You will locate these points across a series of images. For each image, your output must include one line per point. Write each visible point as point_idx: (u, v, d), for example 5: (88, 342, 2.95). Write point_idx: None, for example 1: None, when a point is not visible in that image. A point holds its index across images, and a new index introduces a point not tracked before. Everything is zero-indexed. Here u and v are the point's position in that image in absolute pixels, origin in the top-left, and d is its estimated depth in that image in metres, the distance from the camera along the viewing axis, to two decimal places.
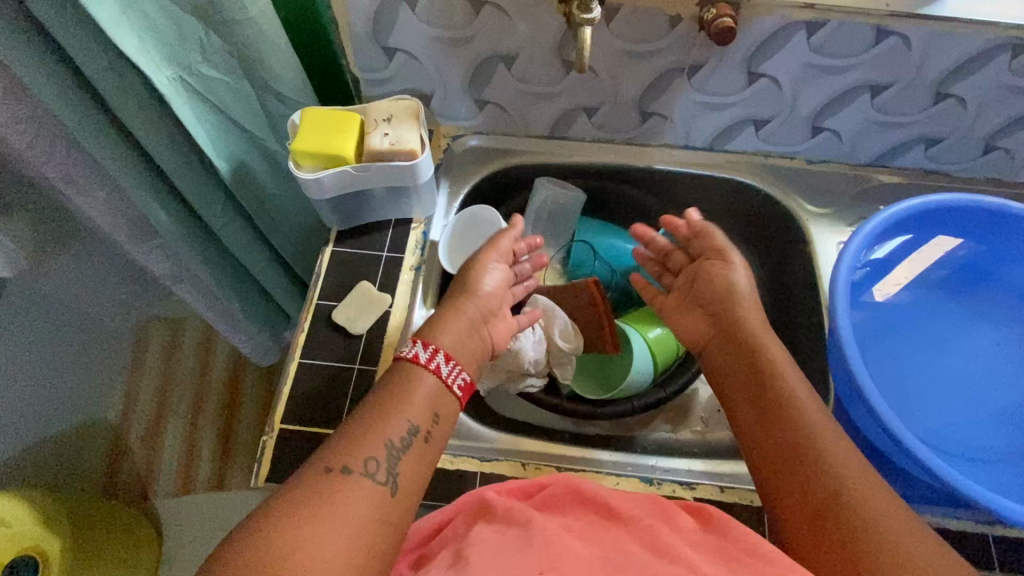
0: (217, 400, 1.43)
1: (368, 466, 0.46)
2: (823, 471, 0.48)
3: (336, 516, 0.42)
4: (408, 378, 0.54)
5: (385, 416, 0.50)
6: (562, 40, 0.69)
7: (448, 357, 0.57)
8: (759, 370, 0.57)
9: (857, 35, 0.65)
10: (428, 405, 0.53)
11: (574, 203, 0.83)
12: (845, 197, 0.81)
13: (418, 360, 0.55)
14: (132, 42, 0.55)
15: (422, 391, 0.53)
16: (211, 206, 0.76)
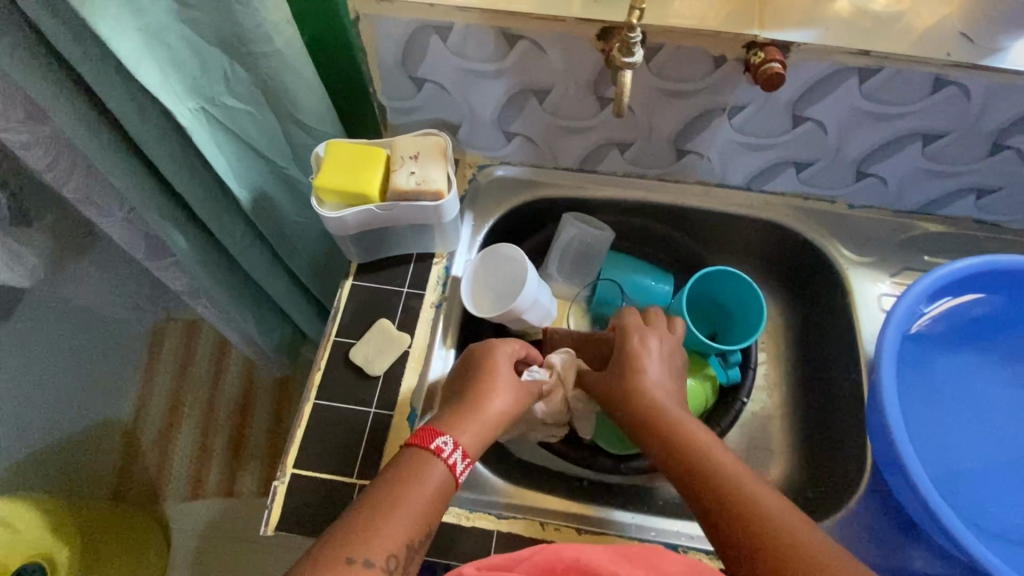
0: (230, 407, 1.43)
1: (373, 562, 0.46)
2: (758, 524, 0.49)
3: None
4: (420, 467, 0.52)
5: (392, 507, 0.49)
6: (597, 77, 0.66)
7: (465, 455, 0.55)
8: (691, 448, 0.56)
9: (911, 83, 0.61)
10: (435, 501, 0.51)
11: (601, 241, 0.81)
12: (886, 245, 0.78)
13: (432, 446, 0.54)
14: (154, 77, 0.53)
15: (432, 483, 0.52)
16: (230, 232, 0.75)
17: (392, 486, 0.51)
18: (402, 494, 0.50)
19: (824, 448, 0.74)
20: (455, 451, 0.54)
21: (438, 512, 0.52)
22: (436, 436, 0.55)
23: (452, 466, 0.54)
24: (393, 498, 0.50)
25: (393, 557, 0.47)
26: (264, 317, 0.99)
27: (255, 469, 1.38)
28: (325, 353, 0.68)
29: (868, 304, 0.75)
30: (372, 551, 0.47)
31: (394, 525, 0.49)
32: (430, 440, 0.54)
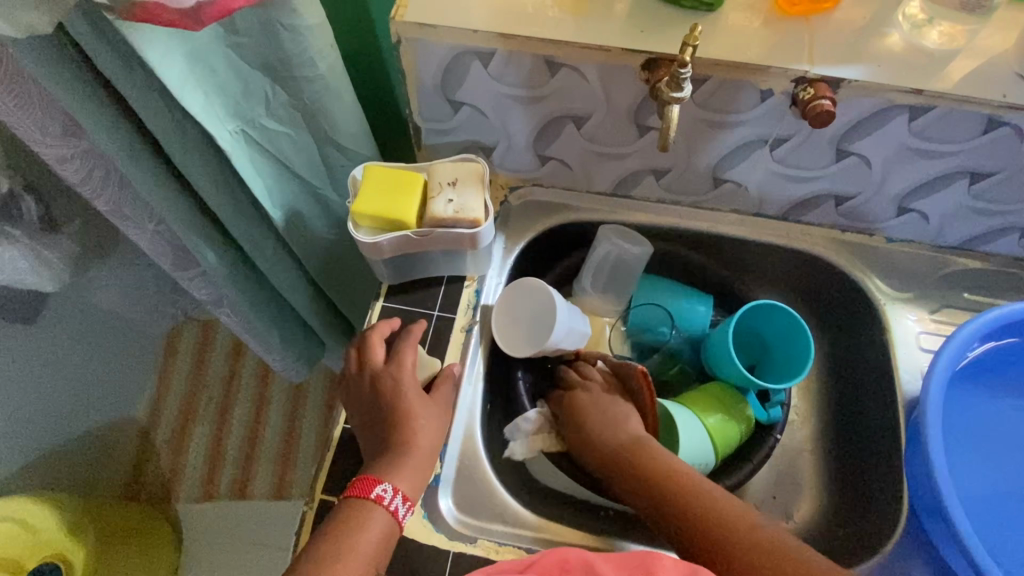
0: (246, 411, 1.43)
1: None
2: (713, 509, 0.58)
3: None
4: (361, 517, 0.55)
5: (336, 555, 0.53)
6: (639, 106, 0.65)
7: (402, 493, 0.57)
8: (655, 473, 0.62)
9: (963, 122, 0.60)
10: (378, 545, 0.55)
11: (641, 257, 0.79)
12: (925, 281, 0.76)
13: (370, 496, 0.56)
14: (198, 101, 0.53)
15: (376, 530, 0.56)
16: (261, 249, 0.74)
17: (338, 537, 0.54)
18: (348, 545, 0.54)
19: (858, 488, 0.72)
20: (395, 495, 0.57)
21: (386, 552, 0.56)
22: (376, 483, 0.57)
23: (392, 511, 0.57)
24: (338, 550, 0.53)
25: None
26: (287, 329, 0.98)
27: (268, 472, 1.38)
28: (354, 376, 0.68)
29: (906, 341, 0.74)
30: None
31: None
32: (367, 490, 0.57)
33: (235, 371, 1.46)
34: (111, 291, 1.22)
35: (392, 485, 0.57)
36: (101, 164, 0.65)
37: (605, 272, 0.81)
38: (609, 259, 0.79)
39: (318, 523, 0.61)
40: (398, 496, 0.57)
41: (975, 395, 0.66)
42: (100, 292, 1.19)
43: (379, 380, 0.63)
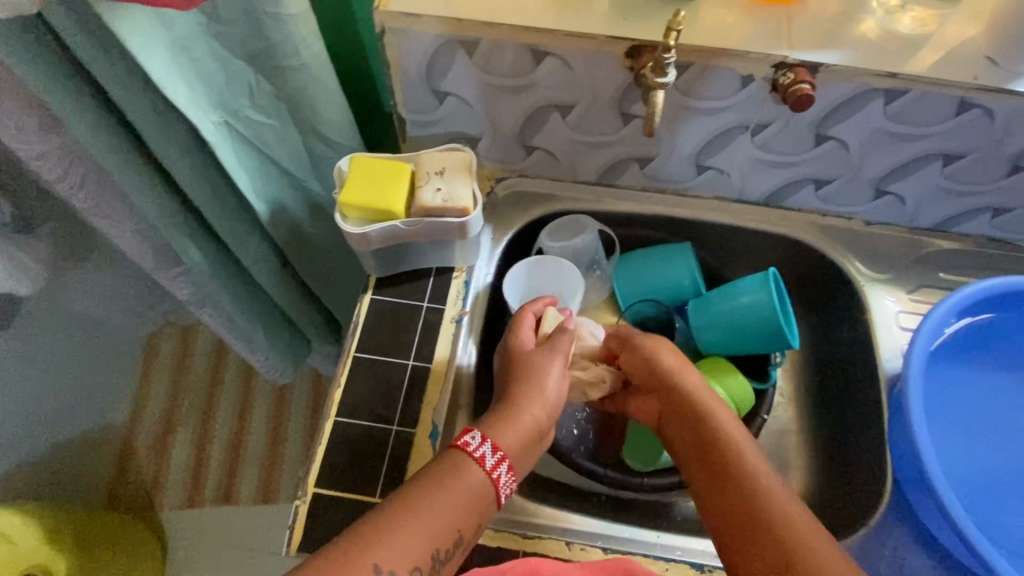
0: (230, 406, 1.42)
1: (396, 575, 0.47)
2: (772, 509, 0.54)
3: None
4: (457, 468, 0.54)
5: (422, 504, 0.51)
6: (623, 94, 0.66)
7: (496, 448, 0.56)
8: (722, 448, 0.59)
9: (937, 104, 0.62)
10: (472, 509, 0.53)
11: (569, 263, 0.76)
12: (902, 261, 0.78)
13: (467, 449, 0.55)
14: (182, 92, 0.52)
15: (469, 485, 0.53)
16: (246, 244, 0.73)
17: (429, 484, 0.52)
18: (437, 497, 0.51)
19: (844, 465, 0.74)
20: (500, 462, 0.55)
21: (473, 518, 0.53)
22: (468, 435, 0.56)
23: (487, 470, 0.55)
24: (427, 499, 0.51)
25: (417, 569, 0.48)
26: (273, 327, 0.96)
27: (255, 476, 1.37)
28: (344, 370, 0.67)
29: (886, 320, 0.75)
30: (396, 563, 0.47)
31: (423, 530, 0.49)
32: (462, 441, 0.56)
33: (217, 374, 1.43)
34: (88, 294, 1.19)
35: (488, 439, 0.56)
36: (78, 160, 0.64)
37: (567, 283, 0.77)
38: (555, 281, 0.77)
39: (313, 516, 0.61)
40: (497, 456, 0.56)
41: (956, 370, 0.68)
42: (76, 295, 1.16)
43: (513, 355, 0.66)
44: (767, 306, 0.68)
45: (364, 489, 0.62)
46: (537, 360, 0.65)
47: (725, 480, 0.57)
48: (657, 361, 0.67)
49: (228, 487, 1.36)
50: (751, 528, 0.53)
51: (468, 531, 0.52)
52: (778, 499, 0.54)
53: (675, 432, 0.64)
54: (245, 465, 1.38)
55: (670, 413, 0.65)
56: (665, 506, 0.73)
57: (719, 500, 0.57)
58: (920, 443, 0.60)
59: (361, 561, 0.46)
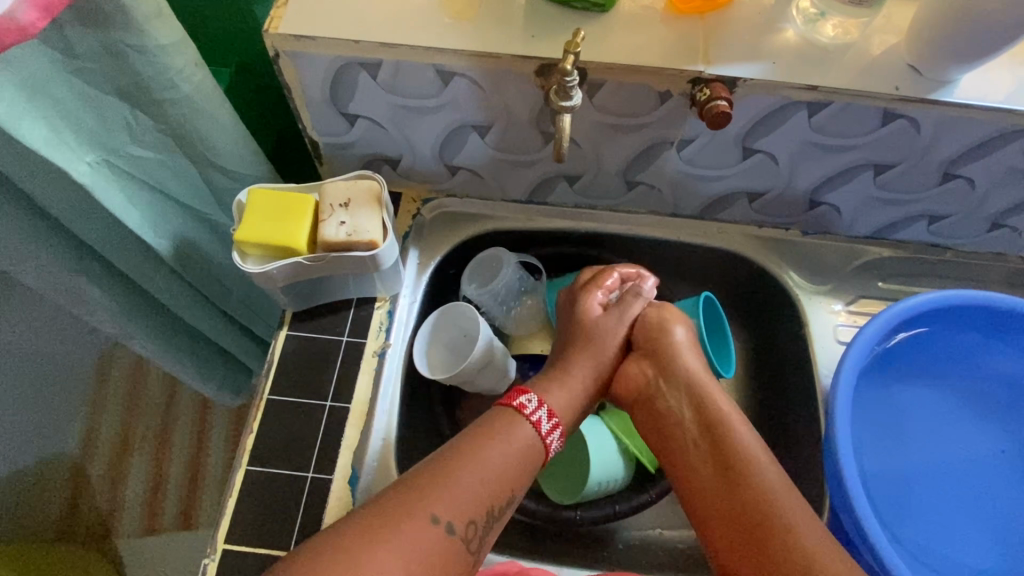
0: (187, 430, 1.24)
1: (453, 527, 0.49)
2: (754, 485, 0.55)
3: (402, 557, 0.46)
4: (511, 427, 0.57)
5: (477, 460, 0.53)
6: (539, 113, 0.63)
7: (551, 416, 0.59)
8: (726, 435, 0.59)
9: (861, 115, 0.60)
10: (523, 465, 0.56)
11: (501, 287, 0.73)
12: (841, 271, 0.76)
13: (525, 412, 0.58)
14: (41, 134, 0.48)
15: (521, 445, 0.56)
16: (153, 280, 0.69)
17: (486, 441, 0.55)
18: (490, 452, 0.54)
19: (787, 485, 0.72)
20: (539, 409, 0.59)
21: (524, 481, 0.56)
22: (521, 394, 0.60)
23: (541, 435, 0.58)
24: (485, 457, 0.53)
25: (472, 523, 0.50)
26: (209, 361, 0.90)
27: (214, 498, 1.20)
28: (257, 416, 0.64)
29: (824, 334, 0.74)
30: (454, 515, 0.49)
31: (476, 482, 0.52)
32: (520, 403, 0.59)
33: (173, 399, 1.26)
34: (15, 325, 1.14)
35: (544, 405, 0.60)
36: None
37: (498, 306, 0.75)
38: (488, 303, 0.74)
39: (222, 573, 0.58)
40: (551, 422, 0.60)
41: (892, 387, 0.67)
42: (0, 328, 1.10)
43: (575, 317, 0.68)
44: (695, 335, 0.67)
45: (278, 543, 0.59)
46: (604, 328, 0.68)
47: (728, 470, 0.57)
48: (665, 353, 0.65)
49: (187, 508, 1.20)
50: (754, 526, 0.53)
51: (519, 490, 0.55)
52: (772, 490, 0.55)
53: (674, 407, 0.63)
54: (205, 486, 1.21)
55: (665, 391, 0.64)
56: (608, 533, 0.70)
57: (717, 491, 0.57)
58: (844, 465, 0.59)
59: (421, 509, 0.48)
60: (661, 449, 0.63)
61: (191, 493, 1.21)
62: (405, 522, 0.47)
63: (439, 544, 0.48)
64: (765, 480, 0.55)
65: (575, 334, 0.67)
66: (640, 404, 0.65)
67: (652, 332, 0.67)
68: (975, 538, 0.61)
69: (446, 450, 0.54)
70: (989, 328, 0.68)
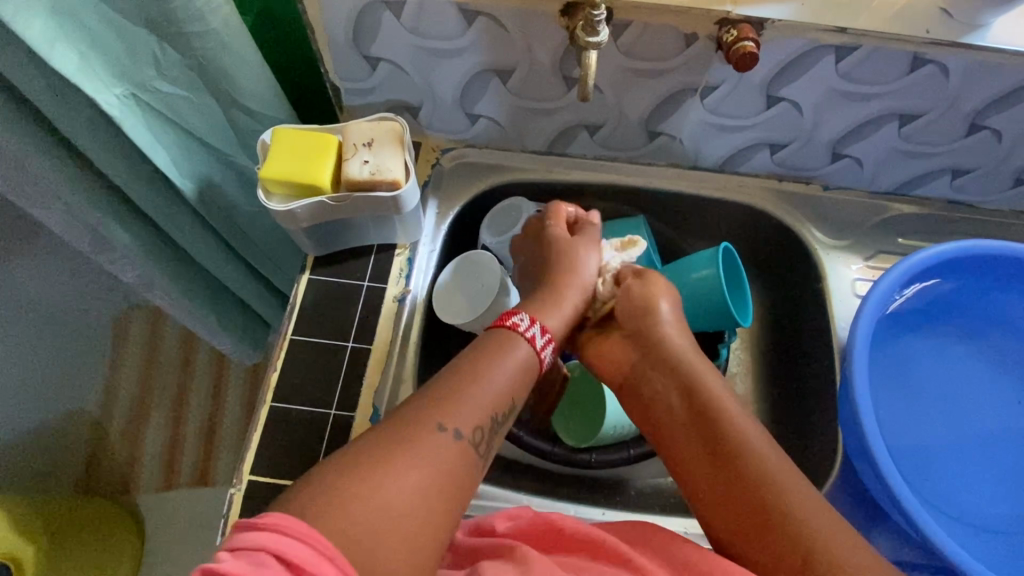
0: (204, 386, 1.25)
1: (462, 432, 0.46)
2: (753, 468, 0.51)
3: (419, 464, 0.43)
4: (506, 343, 0.53)
5: (466, 377, 0.50)
6: (561, 57, 0.62)
7: (545, 331, 0.57)
8: (721, 420, 0.54)
9: (888, 61, 0.59)
10: (525, 374, 0.53)
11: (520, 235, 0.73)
12: (861, 227, 0.76)
13: (519, 330, 0.55)
14: (72, 63, 0.48)
15: (519, 360, 0.53)
16: (177, 223, 0.70)
17: (474, 357, 0.52)
18: (491, 362, 0.51)
19: (800, 437, 0.73)
20: (533, 325, 0.56)
21: (524, 392, 0.53)
22: (512, 314, 0.56)
23: (537, 350, 0.55)
24: (479, 370, 0.50)
25: (479, 429, 0.48)
26: (229, 314, 0.91)
27: (230, 456, 1.20)
28: (280, 354, 0.65)
29: (841, 288, 0.74)
30: (461, 423, 0.47)
31: (481, 392, 0.49)
32: (513, 322, 0.55)
33: (190, 357, 1.27)
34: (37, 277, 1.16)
35: (537, 322, 0.57)
36: None
37: (516, 256, 0.75)
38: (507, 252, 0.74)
39: (249, 504, 0.59)
40: (546, 339, 0.57)
41: (909, 338, 0.67)
42: None
43: (557, 241, 0.65)
44: (715, 283, 0.66)
45: (301, 476, 0.60)
46: (587, 257, 0.65)
47: (724, 459, 0.52)
48: (654, 321, 0.60)
49: (205, 464, 1.20)
50: (759, 517, 0.49)
51: (520, 400, 0.52)
52: (777, 478, 0.50)
53: (660, 389, 0.58)
54: (222, 442, 1.22)
55: (652, 372, 0.59)
56: (622, 482, 0.72)
57: (713, 481, 0.52)
58: (862, 411, 0.59)
59: (423, 420, 0.46)
60: (656, 432, 0.58)
61: (209, 448, 1.22)
62: (412, 433, 0.45)
63: (449, 450, 0.45)
64: (770, 467, 0.51)
65: (562, 259, 0.64)
66: (627, 388, 0.61)
67: (634, 298, 0.62)
68: (989, 489, 0.62)
69: (435, 375, 0.51)
70: (1008, 280, 0.68)
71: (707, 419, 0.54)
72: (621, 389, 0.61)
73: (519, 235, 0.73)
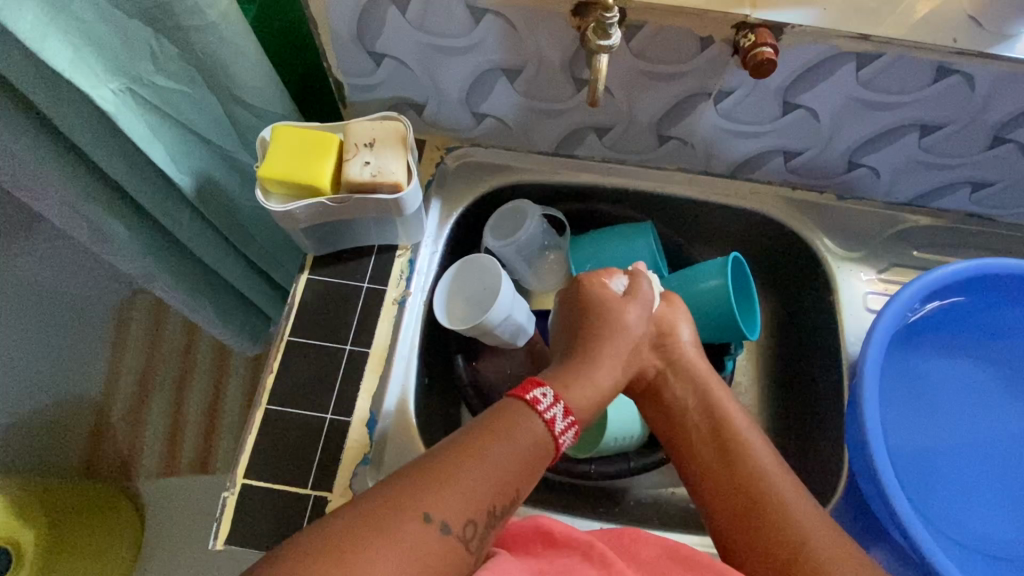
0: (204, 376, 1.25)
1: (450, 527, 0.42)
2: (770, 492, 0.51)
3: (396, 556, 0.39)
4: (519, 427, 0.49)
5: (466, 464, 0.45)
6: (572, 58, 0.60)
7: (568, 413, 0.52)
8: (736, 434, 0.56)
9: (913, 70, 0.57)
10: (530, 461, 0.48)
11: (525, 238, 0.72)
12: (876, 239, 0.74)
13: (538, 407, 0.51)
14: (65, 57, 0.47)
15: (528, 437, 0.49)
16: (176, 218, 0.68)
17: (484, 437, 0.47)
18: (492, 447, 0.47)
19: (805, 451, 0.72)
20: (555, 405, 0.51)
21: (533, 475, 0.48)
22: (535, 387, 0.52)
23: (554, 433, 0.50)
24: (479, 450, 0.46)
25: (472, 522, 0.43)
26: (229, 307, 0.90)
27: (229, 445, 1.20)
28: (277, 354, 0.64)
29: (852, 301, 0.72)
30: (451, 514, 0.42)
31: (483, 478, 0.45)
32: (534, 397, 0.51)
33: (192, 347, 1.26)
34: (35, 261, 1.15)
35: (560, 400, 0.53)
36: None
37: (519, 258, 0.74)
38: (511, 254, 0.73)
39: (242, 508, 0.58)
40: (567, 422, 0.52)
41: (920, 356, 0.66)
42: None
43: (591, 298, 0.60)
44: (724, 294, 0.65)
45: (294, 480, 0.59)
46: (625, 316, 0.59)
47: (737, 467, 0.54)
48: (686, 337, 0.61)
49: (204, 452, 1.19)
50: (769, 525, 0.50)
51: (524, 488, 0.48)
52: (789, 497, 0.51)
53: (683, 397, 0.60)
54: (222, 431, 1.21)
55: (676, 377, 0.60)
56: (620, 491, 0.71)
57: (725, 488, 0.53)
58: (869, 429, 0.58)
59: (415, 504, 0.42)
60: (676, 445, 0.58)
61: (208, 438, 1.21)
62: (396, 520, 0.40)
63: (434, 547, 0.41)
64: (780, 488, 0.52)
65: (598, 315, 0.59)
66: (649, 394, 0.62)
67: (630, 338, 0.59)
68: (990, 509, 0.61)
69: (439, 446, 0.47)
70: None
71: (723, 434, 0.56)
72: (642, 392, 0.62)
73: (525, 237, 0.72)
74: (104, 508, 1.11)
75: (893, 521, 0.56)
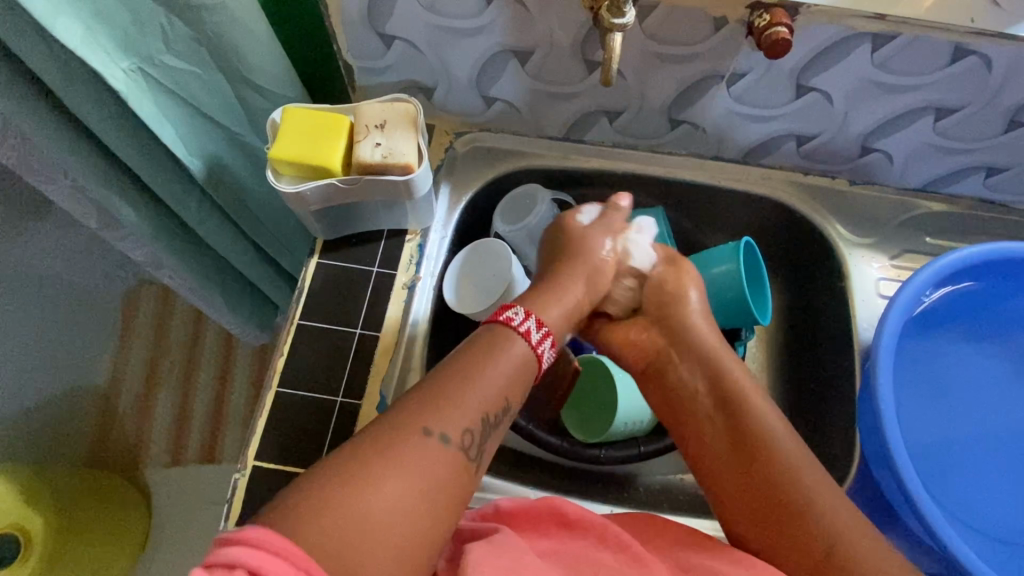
0: (210, 364, 1.25)
1: (450, 437, 0.43)
2: (785, 476, 0.50)
3: (402, 475, 0.39)
4: (501, 339, 0.50)
5: (453, 379, 0.46)
6: (583, 39, 0.60)
7: (542, 325, 0.53)
8: (748, 414, 0.54)
9: (928, 50, 0.56)
10: (519, 374, 0.49)
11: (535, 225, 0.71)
12: (888, 225, 0.73)
13: (513, 324, 0.51)
14: (77, 34, 0.47)
15: (512, 359, 0.49)
16: (185, 201, 0.68)
17: (468, 357, 0.48)
18: (479, 362, 0.47)
19: (815, 437, 0.71)
20: (528, 319, 0.52)
21: (521, 390, 0.49)
22: (506, 308, 0.53)
23: (532, 345, 0.51)
24: (466, 369, 0.47)
25: (469, 431, 0.44)
26: (237, 294, 0.90)
27: (236, 433, 1.20)
28: (287, 337, 0.64)
29: (863, 287, 0.71)
30: (449, 425, 0.43)
31: (470, 398, 0.45)
32: (507, 316, 0.52)
33: (198, 336, 1.26)
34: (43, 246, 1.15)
35: (532, 315, 0.53)
36: None
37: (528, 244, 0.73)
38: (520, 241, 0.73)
39: (253, 490, 0.58)
40: (542, 333, 0.53)
41: (934, 342, 0.65)
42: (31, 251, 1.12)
43: (568, 236, 0.63)
44: (735, 279, 0.64)
45: (305, 462, 0.59)
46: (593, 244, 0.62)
47: (749, 451, 0.52)
48: (689, 310, 0.61)
49: (211, 441, 1.20)
50: (783, 515, 0.49)
51: (515, 400, 0.48)
52: (805, 479, 0.50)
53: (687, 378, 0.58)
54: (229, 419, 1.21)
55: (677, 359, 0.59)
56: (629, 476, 0.71)
57: (738, 474, 0.52)
58: (884, 414, 0.57)
59: (410, 423, 0.42)
60: (686, 430, 0.57)
61: (215, 427, 1.21)
62: (397, 438, 0.41)
63: (438, 454, 0.41)
64: (795, 470, 0.50)
65: (571, 251, 0.62)
66: (651, 372, 0.60)
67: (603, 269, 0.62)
68: (1006, 499, 0.60)
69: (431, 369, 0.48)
70: None
71: (736, 413, 0.54)
72: (647, 376, 0.61)
73: (535, 224, 0.72)
74: (115, 497, 1.12)
75: (908, 506, 0.56)
